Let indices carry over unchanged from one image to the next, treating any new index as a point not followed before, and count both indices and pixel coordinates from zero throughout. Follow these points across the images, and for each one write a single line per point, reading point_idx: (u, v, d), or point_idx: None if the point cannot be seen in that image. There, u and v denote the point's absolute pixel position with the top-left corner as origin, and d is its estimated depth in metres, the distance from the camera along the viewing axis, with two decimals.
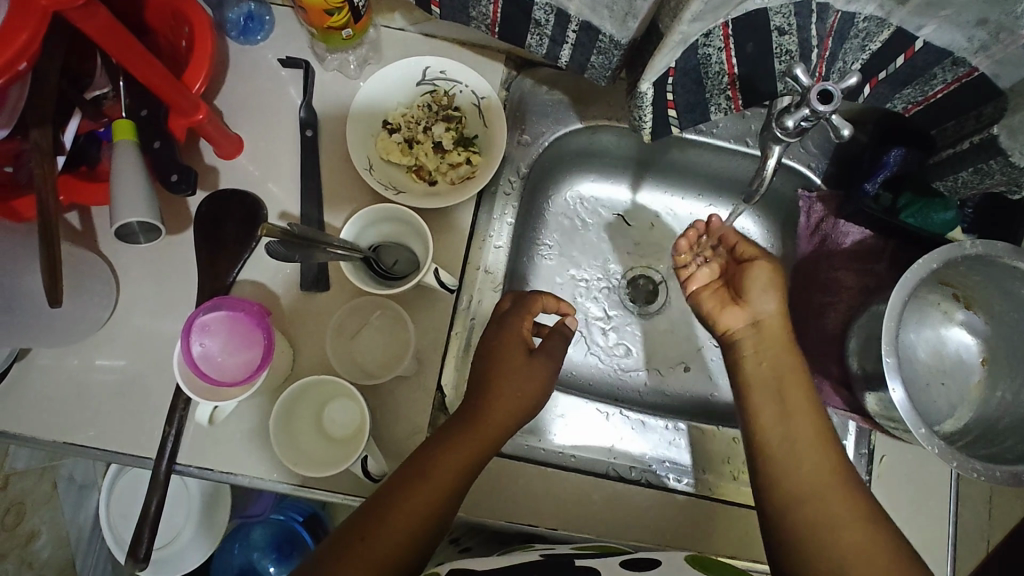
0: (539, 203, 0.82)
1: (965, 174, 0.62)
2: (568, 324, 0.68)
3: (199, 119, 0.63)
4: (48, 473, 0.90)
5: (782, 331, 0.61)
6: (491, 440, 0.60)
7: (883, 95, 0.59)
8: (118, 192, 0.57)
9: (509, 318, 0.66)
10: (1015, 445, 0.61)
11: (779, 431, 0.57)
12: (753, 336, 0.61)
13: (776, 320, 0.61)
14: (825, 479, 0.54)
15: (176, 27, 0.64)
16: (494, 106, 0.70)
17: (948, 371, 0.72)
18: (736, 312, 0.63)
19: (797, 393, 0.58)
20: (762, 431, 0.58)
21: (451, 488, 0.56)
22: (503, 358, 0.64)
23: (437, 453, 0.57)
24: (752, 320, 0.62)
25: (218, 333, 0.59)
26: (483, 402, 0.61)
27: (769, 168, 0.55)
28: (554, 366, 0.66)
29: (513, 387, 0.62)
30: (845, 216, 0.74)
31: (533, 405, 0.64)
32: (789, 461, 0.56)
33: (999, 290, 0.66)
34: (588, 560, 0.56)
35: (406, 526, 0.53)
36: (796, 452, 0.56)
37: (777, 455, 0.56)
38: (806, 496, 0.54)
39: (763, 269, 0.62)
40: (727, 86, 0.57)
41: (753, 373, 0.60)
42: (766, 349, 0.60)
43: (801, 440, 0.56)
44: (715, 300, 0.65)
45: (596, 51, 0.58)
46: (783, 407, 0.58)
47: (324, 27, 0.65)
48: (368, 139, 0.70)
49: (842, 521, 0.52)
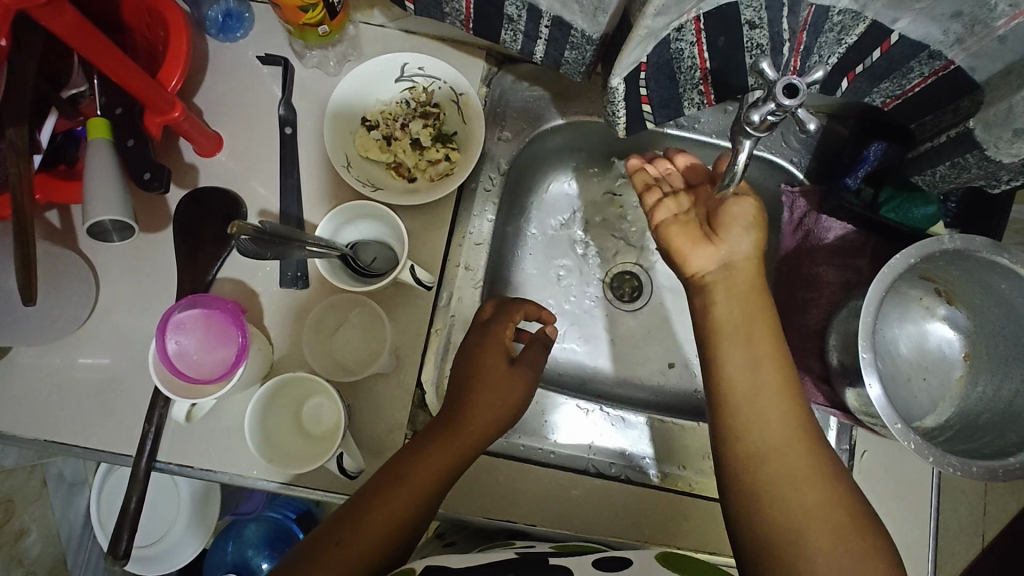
0: (524, 197, 0.82)
1: (943, 168, 0.61)
2: (549, 333, 0.69)
3: (175, 116, 0.63)
4: (37, 471, 0.90)
5: (753, 274, 0.59)
6: (469, 446, 0.59)
7: (862, 89, 0.60)
8: (92, 191, 0.57)
9: (491, 325, 0.65)
10: (994, 439, 0.61)
11: (744, 378, 0.56)
12: (723, 278, 0.59)
13: (748, 263, 0.59)
14: (791, 441, 0.53)
15: (152, 24, 0.64)
16: (472, 103, 0.70)
17: (929, 366, 0.72)
18: (709, 251, 0.60)
19: (763, 338, 0.57)
20: (727, 380, 0.56)
21: (428, 489, 0.56)
22: (480, 363, 0.64)
23: (416, 456, 0.57)
24: (724, 260, 0.59)
25: (194, 331, 0.59)
26: (462, 408, 0.61)
27: (739, 164, 0.54)
28: (533, 374, 0.66)
29: (491, 393, 0.62)
30: (828, 211, 0.74)
31: (515, 412, 0.64)
32: (749, 411, 0.55)
33: (979, 286, 0.66)
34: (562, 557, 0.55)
35: (381, 525, 0.53)
36: (758, 404, 0.55)
37: (739, 408, 0.55)
38: (774, 458, 0.53)
39: (740, 207, 0.59)
40: (699, 81, 0.57)
41: (722, 319, 0.58)
42: (738, 291, 0.58)
43: (766, 390, 0.55)
44: (684, 235, 0.61)
45: (569, 46, 0.58)
46: (753, 356, 0.56)
47: (299, 23, 0.65)
48: (346, 136, 0.70)
49: (803, 480, 0.52)
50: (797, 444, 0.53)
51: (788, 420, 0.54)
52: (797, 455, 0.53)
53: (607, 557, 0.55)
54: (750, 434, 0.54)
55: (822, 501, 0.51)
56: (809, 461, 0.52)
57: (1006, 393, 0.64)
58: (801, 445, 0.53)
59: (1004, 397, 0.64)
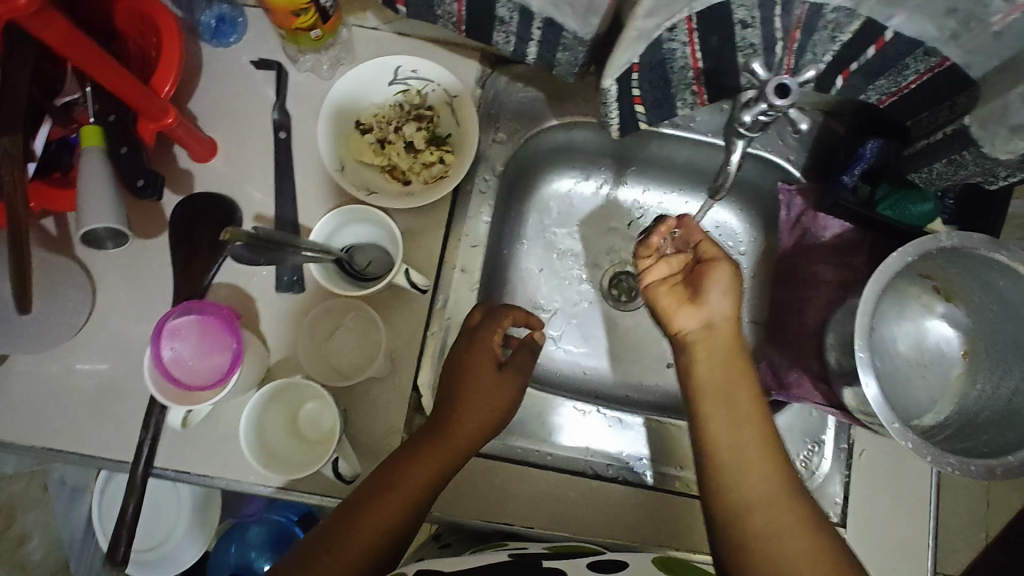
0: (520, 199, 0.82)
1: (939, 165, 0.61)
2: (537, 338, 0.68)
3: (169, 123, 0.63)
4: (36, 477, 0.90)
5: (733, 336, 0.59)
6: (459, 451, 0.60)
7: (857, 87, 0.59)
8: (84, 199, 0.57)
9: (480, 330, 0.65)
10: (994, 437, 0.61)
11: (727, 434, 0.55)
12: (706, 339, 0.59)
13: (729, 326, 0.59)
14: (775, 494, 0.52)
15: (145, 30, 0.64)
16: (466, 103, 0.70)
17: (928, 364, 0.71)
18: (690, 311, 0.60)
19: (744, 392, 0.57)
20: (711, 435, 0.55)
21: (419, 494, 0.56)
22: (469, 368, 0.64)
23: (407, 463, 0.57)
24: (705, 321, 0.59)
25: (189, 337, 0.59)
26: (450, 415, 0.61)
27: (733, 163, 0.53)
28: (522, 381, 0.66)
29: (477, 401, 0.62)
30: (825, 209, 0.73)
31: (504, 418, 0.64)
32: (734, 467, 0.54)
33: (977, 283, 0.66)
34: (554, 559, 0.54)
35: (372, 530, 0.53)
36: (742, 459, 0.54)
37: (726, 466, 0.54)
38: (760, 512, 0.51)
39: (724, 271, 0.60)
40: (692, 81, 0.57)
41: (703, 377, 0.58)
42: (718, 351, 0.58)
43: (750, 448, 0.54)
44: (670, 295, 0.61)
45: (560, 48, 0.57)
46: (733, 412, 0.56)
47: (291, 28, 0.65)
48: (339, 139, 0.69)
49: (792, 536, 0.50)
50: (782, 496, 0.52)
51: (772, 474, 0.53)
52: (786, 512, 0.51)
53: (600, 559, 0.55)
54: (736, 489, 0.53)
55: (811, 556, 0.49)
56: (796, 514, 0.51)
57: (1005, 390, 0.64)
58: (786, 499, 0.52)
59: (1004, 395, 0.63)
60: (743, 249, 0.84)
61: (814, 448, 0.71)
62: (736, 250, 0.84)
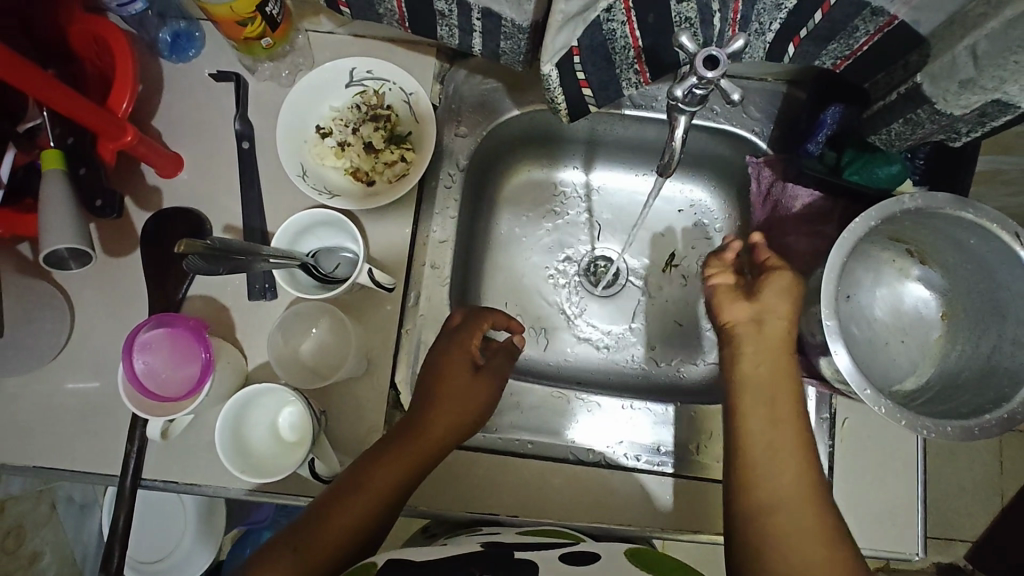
0: (489, 191, 0.82)
1: (897, 125, 0.60)
2: (516, 342, 0.70)
3: (128, 141, 0.63)
4: (44, 496, 0.90)
5: (785, 336, 0.59)
6: (428, 454, 0.60)
7: (810, 53, 0.58)
8: (45, 220, 0.58)
9: (460, 333, 0.66)
10: (972, 397, 0.61)
11: (763, 432, 0.55)
12: (753, 334, 0.60)
13: (780, 327, 0.59)
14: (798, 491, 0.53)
15: (100, 52, 0.65)
16: (423, 102, 0.70)
17: (908, 328, 0.70)
18: (743, 305, 0.61)
19: (787, 395, 0.57)
20: (746, 430, 0.56)
21: (386, 495, 0.57)
22: (443, 370, 0.65)
23: (381, 465, 0.58)
24: (757, 316, 0.60)
25: (161, 350, 0.61)
26: (422, 416, 0.62)
27: (677, 139, 0.52)
28: (498, 385, 0.67)
29: (453, 403, 0.63)
30: (793, 179, 0.72)
31: (478, 419, 0.65)
32: (761, 465, 0.54)
33: (950, 243, 0.65)
34: (527, 550, 0.54)
35: (340, 531, 0.54)
36: (773, 459, 0.54)
37: (755, 463, 0.54)
38: (786, 510, 0.52)
39: (782, 276, 0.60)
40: (635, 60, 0.56)
41: (748, 371, 0.58)
42: (768, 349, 0.59)
43: (785, 449, 0.54)
44: (726, 291, 0.63)
45: (503, 37, 0.58)
46: (771, 411, 0.56)
47: (241, 38, 0.66)
48: (301, 144, 0.70)
49: (810, 536, 0.50)
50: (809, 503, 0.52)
51: (803, 479, 0.53)
52: (810, 518, 0.51)
53: (573, 550, 0.54)
54: (763, 487, 0.53)
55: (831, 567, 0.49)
56: (820, 522, 0.51)
57: (984, 349, 0.63)
58: (811, 502, 0.52)
59: (982, 353, 0.63)
60: (719, 227, 0.83)
61: None
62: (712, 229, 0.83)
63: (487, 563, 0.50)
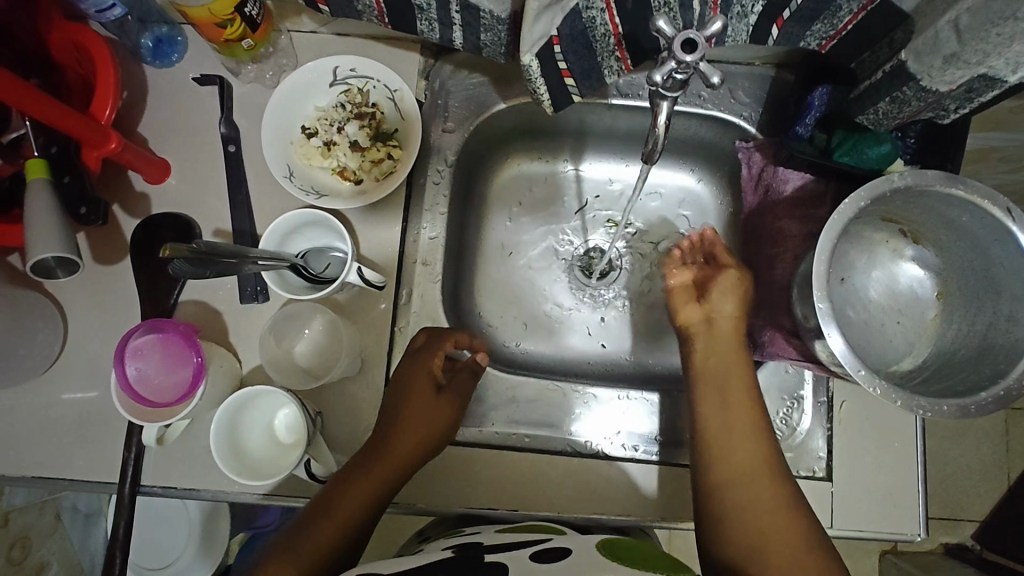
0: (478, 187, 0.82)
1: (884, 104, 0.59)
2: (478, 361, 0.70)
3: (113, 148, 0.63)
4: (49, 506, 0.89)
5: (734, 332, 0.65)
6: (418, 452, 0.63)
7: (795, 34, 0.58)
8: (31, 231, 0.59)
9: (419, 355, 0.67)
10: (967, 375, 0.60)
11: (716, 411, 0.61)
12: (705, 332, 0.66)
13: (729, 323, 0.65)
14: (755, 475, 0.57)
15: (81, 59, 0.65)
16: (407, 98, 0.69)
17: (903, 308, 0.70)
18: (695, 308, 0.68)
19: (738, 374, 0.63)
20: (703, 407, 0.62)
21: (366, 503, 0.59)
22: (411, 388, 0.65)
23: (360, 475, 0.60)
24: (706, 317, 0.67)
25: (151, 356, 0.61)
26: (398, 425, 0.63)
27: (661, 125, 0.52)
28: (461, 402, 0.67)
29: (426, 417, 0.64)
30: (784, 162, 0.71)
31: (444, 438, 0.66)
32: (720, 435, 0.60)
33: (942, 222, 0.64)
34: (497, 552, 0.53)
35: (332, 529, 0.57)
36: (727, 428, 0.60)
37: (711, 432, 0.61)
38: (735, 473, 0.58)
39: (729, 279, 0.67)
40: (615, 47, 0.56)
41: (703, 359, 0.65)
42: (717, 343, 0.65)
43: (737, 417, 0.61)
44: (681, 295, 0.70)
45: (483, 29, 0.57)
46: (722, 387, 0.62)
47: (221, 40, 0.66)
48: (286, 145, 0.70)
49: (761, 493, 0.56)
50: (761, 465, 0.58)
51: (754, 441, 0.59)
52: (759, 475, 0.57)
53: (543, 548, 0.53)
54: (719, 483, 0.58)
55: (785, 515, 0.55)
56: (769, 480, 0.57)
57: (980, 326, 0.62)
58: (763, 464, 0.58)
59: (978, 331, 0.62)
60: (712, 213, 0.83)
61: (793, 404, 0.70)
62: (706, 215, 0.83)
63: (484, 561, 0.50)
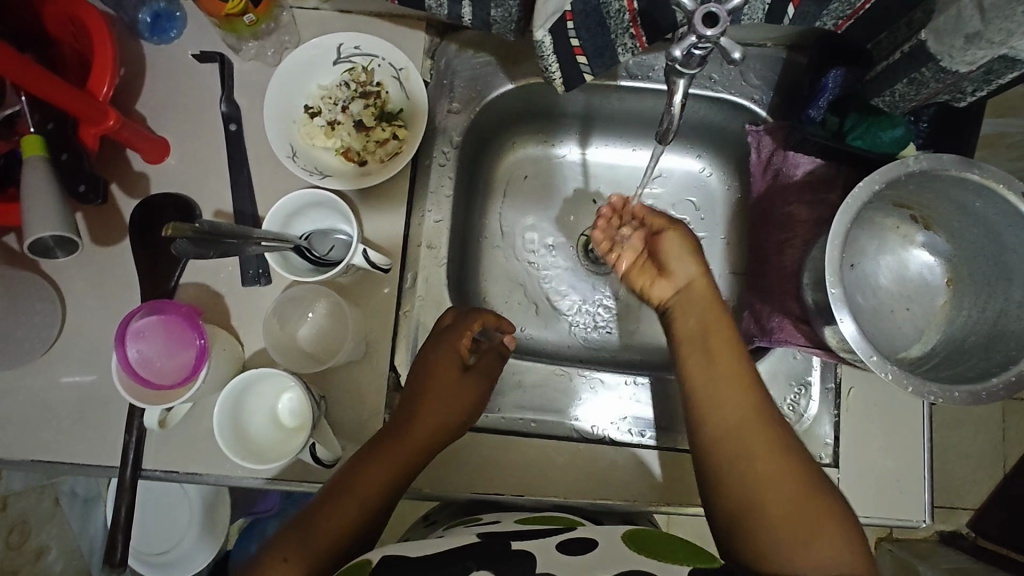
0: (484, 171, 0.80)
1: (901, 86, 0.58)
2: (505, 342, 0.69)
3: (111, 125, 0.62)
4: (48, 491, 0.88)
5: (709, 292, 0.61)
6: (433, 438, 0.62)
7: (811, 13, 0.56)
8: (28, 209, 0.57)
9: (445, 337, 0.66)
10: (978, 362, 0.60)
11: (703, 377, 0.57)
12: (681, 303, 0.62)
13: (701, 282, 0.62)
14: (750, 438, 0.53)
15: (77, 33, 0.63)
16: (413, 76, 0.68)
17: (912, 295, 0.69)
18: (663, 285, 0.63)
19: (721, 339, 0.58)
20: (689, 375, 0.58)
21: (378, 493, 0.58)
22: (433, 371, 0.65)
23: (370, 463, 0.59)
24: (678, 286, 0.62)
25: (154, 339, 0.60)
26: (415, 409, 0.63)
27: (676, 105, 0.51)
28: (485, 387, 0.67)
29: (447, 400, 0.64)
30: (794, 146, 0.70)
31: (458, 429, 0.64)
32: (709, 402, 0.56)
33: (955, 208, 0.63)
34: (523, 540, 0.52)
35: (341, 514, 0.56)
36: (715, 395, 0.56)
37: (704, 397, 0.57)
38: (726, 438, 0.54)
39: (676, 240, 0.63)
40: (629, 23, 0.54)
41: (683, 328, 0.61)
42: (695, 308, 0.61)
43: (726, 382, 0.56)
44: (641, 275, 0.65)
45: (493, 4, 0.56)
46: (708, 356, 0.58)
47: (223, 15, 0.64)
48: (289, 124, 0.68)
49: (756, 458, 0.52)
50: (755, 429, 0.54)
51: (746, 400, 0.55)
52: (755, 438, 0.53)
53: (569, 537, 0.53)
54: (713, 458, 0.54)
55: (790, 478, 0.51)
56: (767, 443, 0.53)
57: (990, 314, 0.62)
58: (757, 427, 0.54)
59: (988, 319, 0.62)
60: (719, 199, 0.82)
61: (800, 390, 0.70)
62: (714, 201, 0.82)
63: (495, 547, 0.50)
